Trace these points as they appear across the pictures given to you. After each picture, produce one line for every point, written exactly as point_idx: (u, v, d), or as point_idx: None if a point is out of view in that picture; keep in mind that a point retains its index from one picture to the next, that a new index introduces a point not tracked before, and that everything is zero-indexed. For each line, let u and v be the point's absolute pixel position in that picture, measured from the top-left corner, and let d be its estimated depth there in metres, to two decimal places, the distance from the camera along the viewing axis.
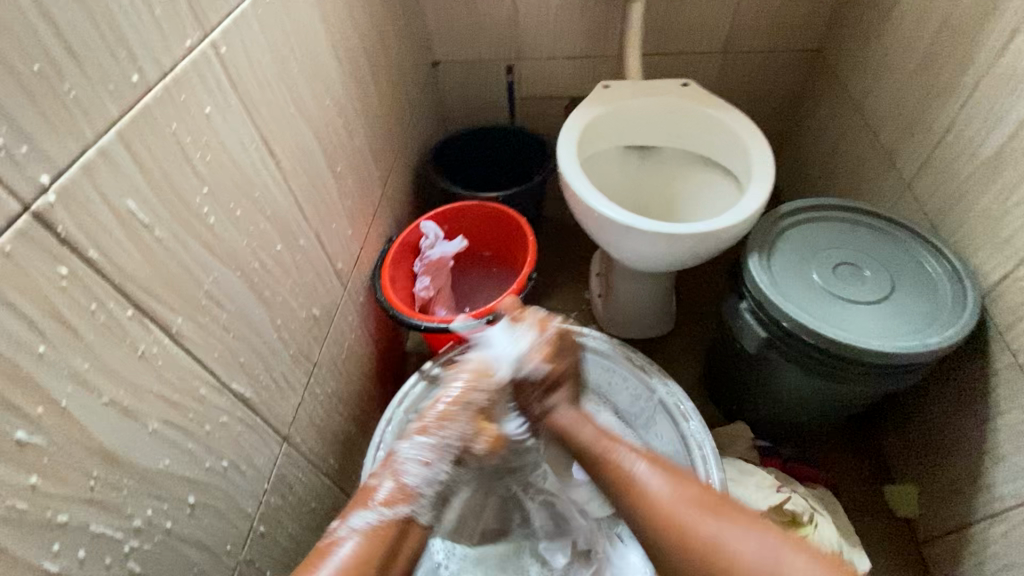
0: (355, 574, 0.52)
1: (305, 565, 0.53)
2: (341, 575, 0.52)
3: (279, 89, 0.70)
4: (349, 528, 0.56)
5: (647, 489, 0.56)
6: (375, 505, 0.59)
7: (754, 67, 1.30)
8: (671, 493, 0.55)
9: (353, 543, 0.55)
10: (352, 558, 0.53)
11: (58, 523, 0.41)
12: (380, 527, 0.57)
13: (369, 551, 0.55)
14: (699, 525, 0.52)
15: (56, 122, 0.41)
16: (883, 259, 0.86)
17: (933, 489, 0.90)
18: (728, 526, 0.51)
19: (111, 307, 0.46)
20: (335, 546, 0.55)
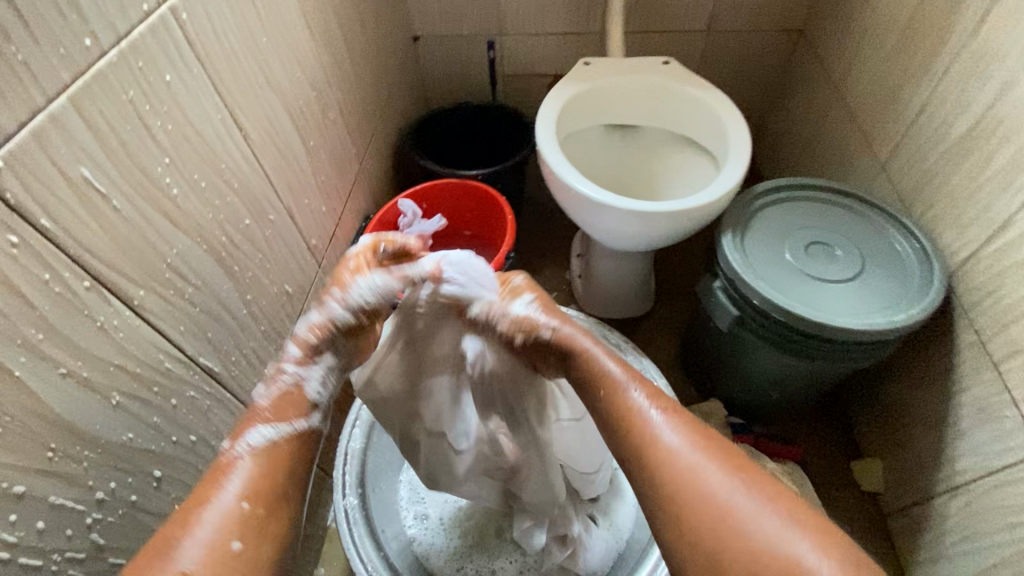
0: (263, 477, 0.47)
1: (198, 487, 0.46)
2: (248, 480, 0.47)
3: (247, 58, 0.69)
4: (242, 449, 0.48)
5: (648, 433, 0.51)
6: (264, 427, 0.50)
7: (736, 47, 1.29)
8: (673, 437, 0.50)
9: (248, 465, 0.47)
10: (255, 465, 0.48)
11: (14, 494, 0.41)
12: (275, 446, 0.50)
13: (271, 459, 0.49)
14: (704, 477, 0.48)
15: (2, 85, 0.39)
16: (856, 239, 0.87)
17: (898, 465, 0.92)
18: (723, 477, 0.48)
19: (67, 278, 0.45)
20: (231, 468, 0.47)
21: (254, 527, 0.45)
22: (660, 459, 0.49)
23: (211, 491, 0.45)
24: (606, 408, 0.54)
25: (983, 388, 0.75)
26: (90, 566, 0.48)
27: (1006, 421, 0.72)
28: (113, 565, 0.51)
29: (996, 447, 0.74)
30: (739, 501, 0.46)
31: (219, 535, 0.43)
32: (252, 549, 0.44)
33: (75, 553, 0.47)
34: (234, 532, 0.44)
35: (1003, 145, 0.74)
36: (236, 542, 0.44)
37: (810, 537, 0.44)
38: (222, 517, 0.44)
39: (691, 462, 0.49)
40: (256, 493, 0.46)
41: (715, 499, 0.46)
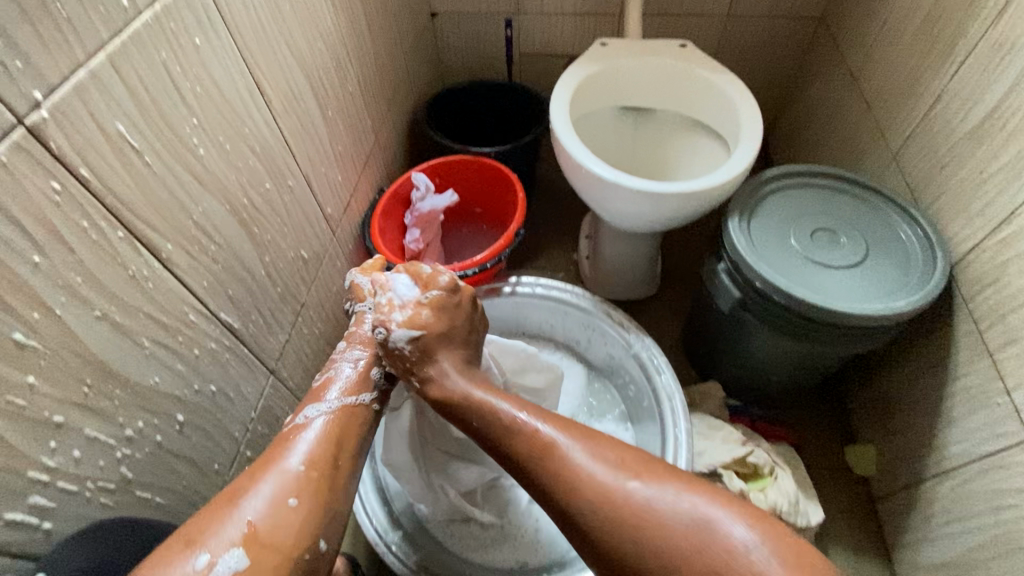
0: (327, 446, 0.55)
1: (275, 448, 0.55)
2: (312, 446, 0.55)
3: (271, 26, 0.70)
4: (309, 415, 0.59)
5: (578, 476, 0.52)
6: (329, 397, 0.61)
7: (755, 32, 1.29)
8: (599, 472, 0.52)
9: (318, 424, 0.58)
10: (323, 430, 0.57)
11: (53, 423, 0.45)
12: (338, 414, 0.60)
13: (335, 431, 0.58)
14: (619, 488, 0.51)
15: (47, 39, 0.42)
16: (861, 227, 0.88)
17: (891, 449, 0.94)
18: (640, 485, 0.51)
19: (103, 226, 0.48)
20: (301, 428, 0.57)
21: (311, 489, 0.51)
22: (581, 490, 0.52)
23: (283, 453, 0.53)
24: (533, 464, 0.55)
25: (978, 375, 0.77)
26: (120, 497, 0.52)
27: (999, 408, 0.74)
28: (139, 499, 0.54)
29: (987, 432, 0.76)
30: (659, 502, 0.50)
31: (280, 493, 0.49)
32: (307, 508, 0.49)
33: (106, 484, 0.50)
34: (294, 489, 0.50)
35: (1013, 137, 0.74)
36: (291, 499, 0.49)
37: (753, 523, 0.48)
38: (288, 475, 0.51)
39: (618, 490, 0.51)
40: (317, 456, 0.54)
41: (630, 508, 0.50)
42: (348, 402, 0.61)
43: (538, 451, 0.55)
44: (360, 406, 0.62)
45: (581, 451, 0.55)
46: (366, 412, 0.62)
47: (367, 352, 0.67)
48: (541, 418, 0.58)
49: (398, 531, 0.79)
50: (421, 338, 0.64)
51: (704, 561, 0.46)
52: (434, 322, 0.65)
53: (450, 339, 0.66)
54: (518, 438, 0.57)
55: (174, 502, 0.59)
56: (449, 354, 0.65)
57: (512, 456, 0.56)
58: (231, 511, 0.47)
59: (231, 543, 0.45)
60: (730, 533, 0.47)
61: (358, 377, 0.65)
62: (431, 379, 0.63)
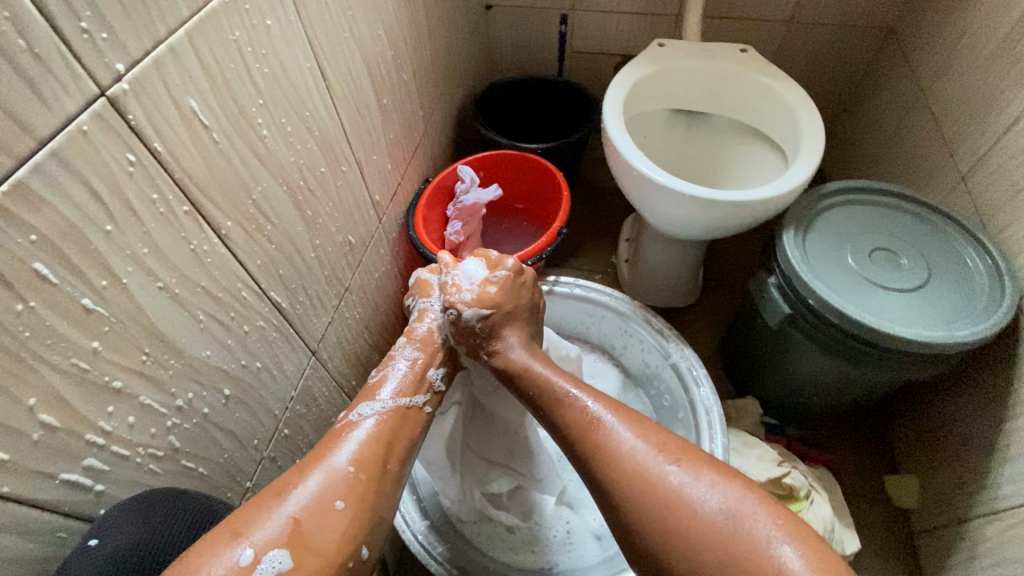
0: (374, 450, 0.56)
1: (325, 444, 0.56)
2: (360, 448, 0.55)
3: (337, 12, 0.71)
4: (362, 414, 0.61)
5: (620, 454, 0.56)
6: (383, 396, 0.63)
7: (818, 41, 1.25)
8: (641, 452, 0.56)
9: (368, 425, 0.59)
10: (372, 433, 0.58)
11: (112, 388, 0.46)
12: (389, 415, 0.61)
13: (383, 434, 0.59)
14: (656, 473, 0.54)
15: (132, 13, 0.43)
16: (923, 249, 0.84)
17: (936, 484, 0.90)
18: (675, 472, 0.54)
19: (170, 200, 0.49)
20: (351, 427, 0.59)
21: (358, 493, 0.51)
22: (619, 467, 0.55)
23: (332, 452, 0.54)
24: (579, 436, 0.60)
25: None
26: (167, 465, 0.53)
27: None
28: (184, 468, 0.55)
29: None
30: (691, 489, 0.53)
31: (327, 493, 0.50)
32: (352, 511, 0.50)
33: (156, 451, 0.51)
34: (341, 492, 0.51)
35: None
36: (338, 501, 0.50)
37: (780, 523, 0.50)
38: (336, 475, 0.51)
39: (656, 473, 0.54)
40: (364, 459, 0.54)
41: (664, 491, 0.53)
42: (400, 403, 0.63)
43: (586, 424, 0.60)
44: (413, 408, 0.65)
45: (626, 433, 0.58)
46: (416, 416, 0.64)
47: (421, 353, 0.70)
48: (594, 399, 0.62)
49: (425, 521, 0.81)
50: (489, 317, 0.70)
51: (728, 548, 0.49)
52: (501, 300, 0.71)
53: (514, 316, 0.72)
54: (570, 414, 0.61)
55: (215, 474, 0.60)
56: (514, 329, 0.72)
57: (562, 425, 0.62)
58: (279, 503, 0.48)
59: (277, 540, 0.45)
60: (758, 526, 0.50)
61: (412, 378, 0.67)
62: (498, 351, 0.70)
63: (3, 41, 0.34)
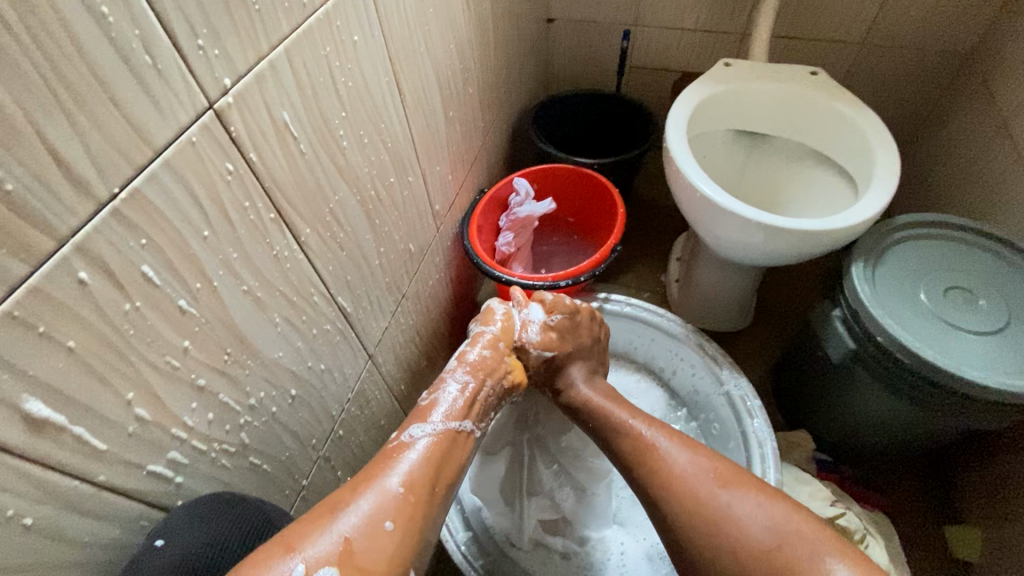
0: (424, 474, 0.57)
1: (377, 465, 0.57)
2: (411, 472, 0.56)
3: (416, 28, 0.73)
4: (413, 435, 0.61)
5: (675, 476, 0.60)
6: (434, 419, 0.63)
7: (892, 64, 1.20)
8: (692, 474, 0.60)
9: (420, 447, 0.59)
10: (423, 456, 0.58)
11: (197, 386, 0.48)
12: (440, 437, 0.61)
13: (434, 456, 0.59)
14: (709, 497, 0.57)
15: (241, 30, 0.45)
16: (1005, 292, 0.80)
17: (1003, 539, 0.84)
18: (724, 493, 0.57)
19: (259, 208, 0.51)
20: (403, 449, 0.59)
21: (407, 517, 0.52)
22: (673, 483, 0.60)
23: (385, 472, 0.55)
24: (635, 461, 0.64)
25: None
26: (237, 460, 0.55)
27: None
28: (251, 464, 0.57)
29: None
30: (738, 510, 0.56)
31: (377, 513, 0.51)
32: (400, 535, 0.50)
33: (228, 447, 0.53)
34: (390, 512, 0.51)
35: None
36: (387, 522, 0.50)
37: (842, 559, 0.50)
38: (387, 497, 0.52)
39: (709, 495, 0.58)
40: (416, 483, 0.55)
41: (717, 515, 0.56)
42: (451, 426, 0.63)
43: (643, 446, 0.65)
44: (462, 433, 0.64)
45: (676, 451, 0.63)
46: (467, 441, 0.64)
47: (474, 377, 0.68)
48: (649, 426, 0.67)
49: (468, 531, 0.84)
50: (552, 359, 0.75)
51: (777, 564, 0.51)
52: (563, 343, 0.77)
53: (566, 359, 0.77)
54: (629, 445, 0.66)
55: (277, 470, 0.62)
56: (579, 367, 0.78)
57: (620, 449, 0.67)
58: (332, 521, 0.49)
59: (328, 557, 0.46)
60: (804, 539, 0.52)
61: (464, 404, 0.65)
62: (565, 389, 0.76)
63: (131, 56, 0.36)
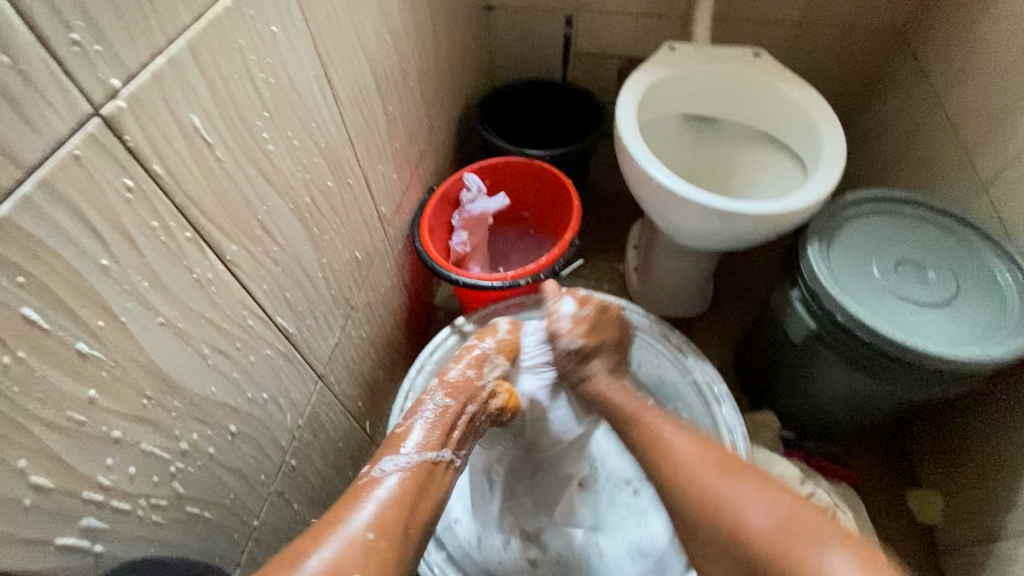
0: (397, 513, 0.55)
1: (344, 504, 0.55)
2: (381, 510, 0.54)
3: (346, 16, 0.67)
4: (384, 470, 0.60)
5: (677, 459, 0.62)
6: (408, 450, 0.63)
7: (828, 44, 1.23)
8: (697, 459, 0.61)
9: (391, 483, 0.58)
10: (390, 496, 0.56)
11: (112, 438, 0.41)
12: (413, 471, 0.61)
13: (406, 493, 0.58)
14: (715, 486, 0.57)
15: (129, 22, 0.38)
16: (953, 263, 0.82)
17: (963, 501, 0.87)
18: (742, 493, 0.56)
19: (171, 227, 0.44)
20: (371, 485, 0.57)
21: (377, 559, 0.50)
22: (677, 472, 0.61)
23: (352, 514, 0.53)
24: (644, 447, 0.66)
25: None
26: (171, 513, 0.49)
27: None
28: (189, 514, 0.51)
29: None
30: (745, 507, 0.54)
31: (347, 552, 0.49)
32: (376, 569, 0.49)
33: (159, 500, 0.47)
34: (359, 560, 0.49)
35: None
36: (356, 573, 0.48)
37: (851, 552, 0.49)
38: (354, 542, 0.50)
39: (723, 490, 0.57)
40: (386, 522, 0.53)
41: (724, 504, 0.56)
42: (422, 457, 0.62)
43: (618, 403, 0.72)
44: (439, 463, 0.64)
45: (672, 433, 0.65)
46: (444, 473, 0.64)
47: (453, 399, 0.69)
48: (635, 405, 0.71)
49: (443, 552, 0.74)
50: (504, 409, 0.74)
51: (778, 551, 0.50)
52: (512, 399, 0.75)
53: (602, 347, 0.78)
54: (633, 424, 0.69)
55: (222, 516, 0.56)
56: (602, 359, 0.77)
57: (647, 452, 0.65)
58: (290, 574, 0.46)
59: None
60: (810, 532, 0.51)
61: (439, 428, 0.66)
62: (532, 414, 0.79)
63: None
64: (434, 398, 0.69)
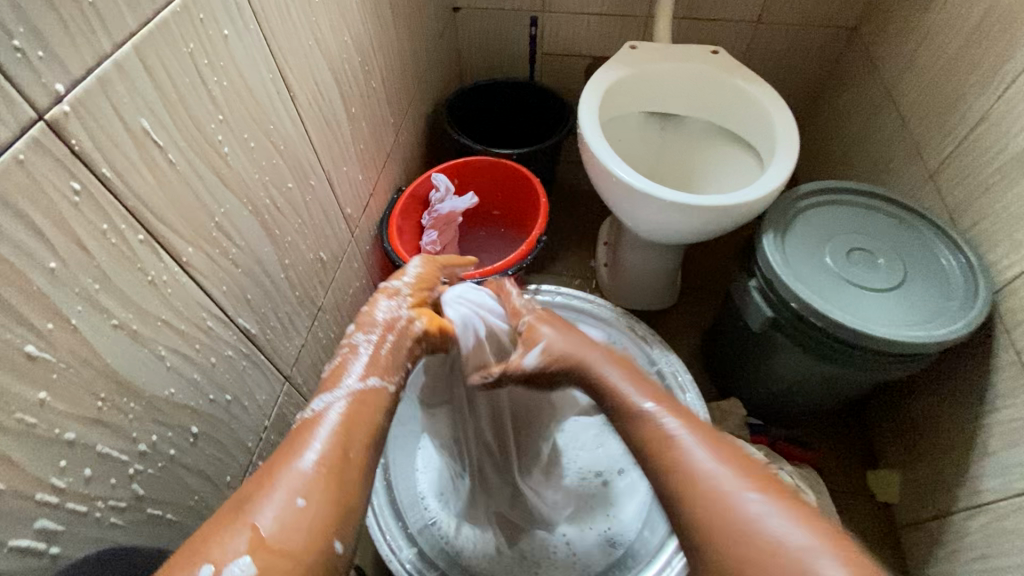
0: (343, 444, 0.46)
1: (290, 439, 0.47)
2: (328, 443, 0.46)
3: (301, 19, 0.67)
4: (323, 404, 0.49)
5: (684, 462, 0.46)
6: (347, 380, 0.52)
7: (786, 41, 1.26)
8: (711, 467, 0.45)
9: (334, 416, 0.48)
10: (342, 421, 0.48)
11: (66, 441, 0.42)
12: (355, 401, 0.50)
13: (351, 424, 0.48)
14: (738, 501, 0.42)
15: (72, 28, 0.38)
16: (901, 250, 0.85)
17: (918, 479, 0.91)
18: (768, 512, 0.41)
19: (123, 230, 0.45)
20: (313, 420, 0.48)
21: (325, 491, 0.43)
22: (688, 481, 0.45)
23: (299, 449, 0.45)
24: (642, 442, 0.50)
25: (1014, 411, 0.73)
26: (131, 515, 0.49)
27: None
28: (150, 516, 0.51)
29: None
30: (772, 525, 0.40)
31: (288, 494, 0.42)
32: (320, 513, 0.42)
33: (118, 502, 0.47)
34: (303, 489, 0.42)
35: None
36: (299, 499, 0.42)
37: None
38: (298, 478, 0.43)
39: (733, 499, 0.42)
40: (333, 457, 0.45)
41: (744, 526, 0.41)
42: (370, 385, 0.52)
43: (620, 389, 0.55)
44: (382, 391, 0.53)
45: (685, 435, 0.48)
46: (384, 398, 0.52)
47: (384, 333, 0.57)
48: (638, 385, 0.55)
49: (414, 548, 0.75)
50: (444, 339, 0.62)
51: None
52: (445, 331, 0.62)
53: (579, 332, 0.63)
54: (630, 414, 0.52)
55: (186, 518, 0.56)
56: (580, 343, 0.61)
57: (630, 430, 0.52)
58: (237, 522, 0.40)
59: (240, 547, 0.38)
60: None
61: (378, 360, 0.54)
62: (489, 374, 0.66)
63: None
64: (361, 338, 0.56)
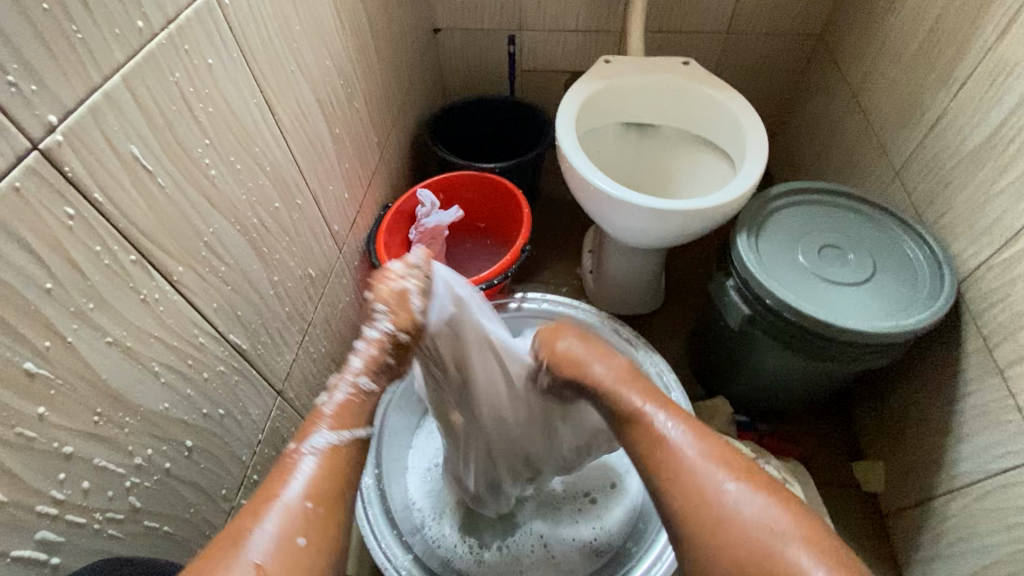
0: (333, 481, 0.48)
1: (274, 476, 0.47)
2: (317, 479, 0.47)
3: (283, 46, 0.70)
4: (309, 447, 0.49)
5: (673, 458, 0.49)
6: (326, 427, 0.50)
7: (754, 50, 1.31)
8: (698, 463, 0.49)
9: (312, 465, 0.48)
10: (320, 469, 0.48)
11: (64, 454, 0.43)
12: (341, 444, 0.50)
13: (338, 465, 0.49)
14: (720, 497, 0.46)
15: (64, 62, 0.41)
16: (869, 245, 0.88)
17: (900, 467, 0.93)
18: (740, 506, 0.46)
19: (115, 251, 0.47)
20: (296, 465, 0.48)
21: (320, 524, 0.45)
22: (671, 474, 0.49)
23: (284, 486, 0.46)
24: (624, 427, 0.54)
25: (986, 393, 0.76)
26: (128, 527, 0.50)
27: (1011, 425, 0.72)
28: (147, 528, 0.53)
29: (999, 449, 0.74)
30: (746, 514, 0.45)
31: (284, 532, 0.43)
32: (316, 548, 0.44)
33: (115, 514, 0.49)
34: (301, 527, 0.44)
35: (1015, 159, 0.74)
36: (299, 538, 0.43)
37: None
38: (292, 513, 0.44)
39: (718, 495, 0.47)
40: (324, 493, 0.47)
41: (723, 518, 0.45)
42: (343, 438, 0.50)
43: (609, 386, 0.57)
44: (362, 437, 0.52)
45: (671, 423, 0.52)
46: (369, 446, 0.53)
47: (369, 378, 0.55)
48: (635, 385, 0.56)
49: (409, 554, 0.77)
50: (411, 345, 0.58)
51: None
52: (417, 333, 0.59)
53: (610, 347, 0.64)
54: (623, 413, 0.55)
55: (182, 531, 0.58)
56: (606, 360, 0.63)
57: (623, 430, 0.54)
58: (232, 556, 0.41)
59: None
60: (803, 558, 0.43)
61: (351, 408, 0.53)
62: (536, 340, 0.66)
63: None
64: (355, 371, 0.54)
